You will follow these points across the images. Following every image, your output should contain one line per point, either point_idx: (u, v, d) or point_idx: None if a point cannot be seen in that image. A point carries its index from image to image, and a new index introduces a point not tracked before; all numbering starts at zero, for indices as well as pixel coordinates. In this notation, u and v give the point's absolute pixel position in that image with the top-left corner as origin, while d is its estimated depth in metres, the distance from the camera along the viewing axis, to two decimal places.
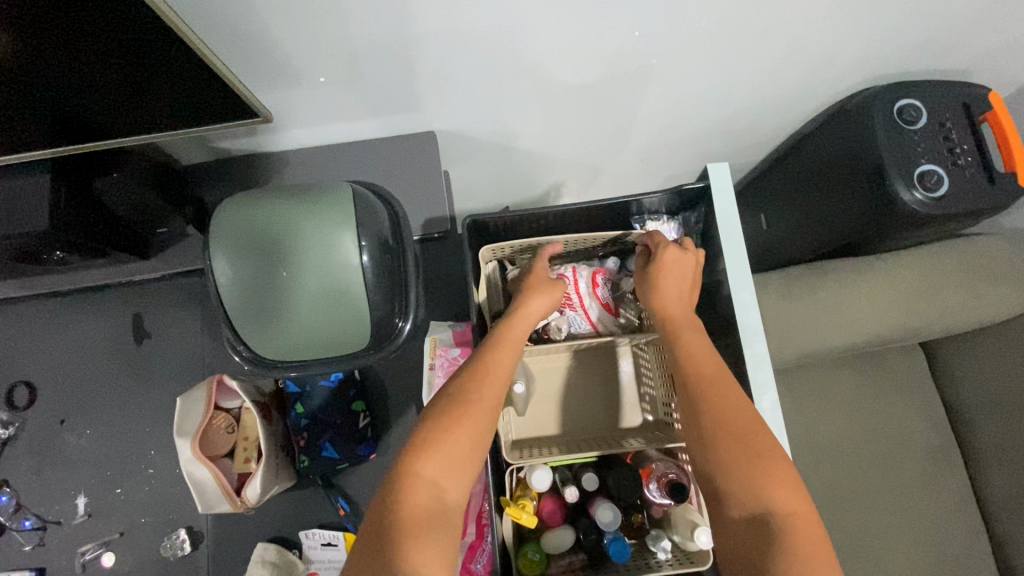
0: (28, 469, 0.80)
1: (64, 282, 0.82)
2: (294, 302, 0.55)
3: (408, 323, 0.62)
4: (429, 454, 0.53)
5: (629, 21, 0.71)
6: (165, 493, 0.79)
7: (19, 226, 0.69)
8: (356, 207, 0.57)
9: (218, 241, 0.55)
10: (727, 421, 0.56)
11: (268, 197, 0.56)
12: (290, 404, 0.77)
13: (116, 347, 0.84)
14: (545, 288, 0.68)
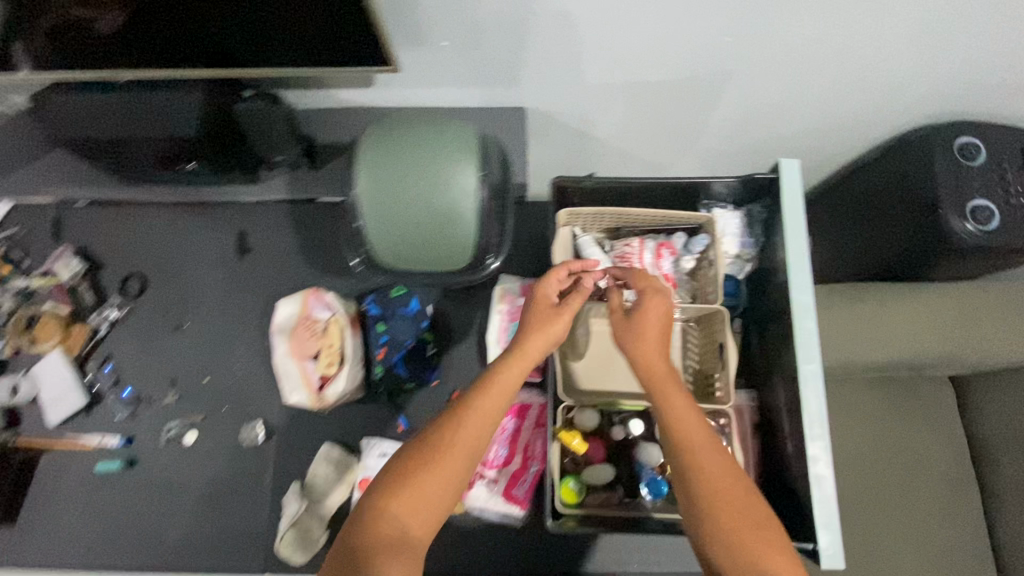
0: (132, 348, 0.91)
1: (187, 193, 0.95)
2: (414, 227, 0.64)
3: (497, 262, 0.72)
4: (398, 493, 0.55)
5: (723, 26, 0.80)
6: (247, 389, 0.88)
7: (170, 130, 0.81)
8: (477, 149, 0.65)
9: (363, 159, 0.64)
10: (721, 488, 0.59)
11: (412, 128, 0.65)
12: (372, 323, 0.86)
13: (220, 256, 0.95)
14: (549, 321, 0.66)
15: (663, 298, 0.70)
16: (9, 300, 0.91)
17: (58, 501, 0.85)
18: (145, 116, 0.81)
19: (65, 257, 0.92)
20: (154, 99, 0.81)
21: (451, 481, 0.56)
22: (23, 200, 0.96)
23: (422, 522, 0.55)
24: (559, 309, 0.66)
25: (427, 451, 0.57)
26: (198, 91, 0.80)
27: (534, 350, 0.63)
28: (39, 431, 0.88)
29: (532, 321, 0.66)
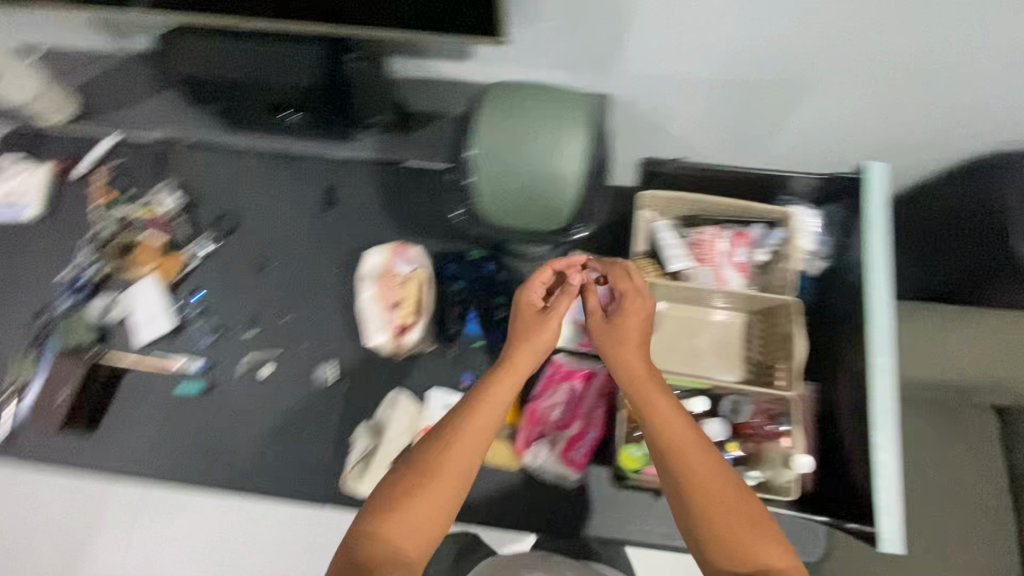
0: (217, 282, 0.96)
1: (283, 144, 1.02)
2: (516, 190, 0.69)
3: (581, 233, 0.74)
4: (393, 512, 0.59)
5: (827, 30, 0.79)
6: (322, 332, 0.93)
7: (282, 78, 0.88)
8: (586, 125, 0.68)
9: (480, 121, 0.68)
10: (710, 490, 0.59)
11: (530, 98, 0.68)
12: (449, 283, 0.92)
13: (306, 205, 1.00)
14: (534, 330, 0.70)
15: (640, 299, 0.70)
16: (110, 225, 0.98)
17: (134, 416, 0.90)
18: (262, 64, 0.87)
19: (166, 193, 0.99)
20: (273, 50, 0.87)
21: (439, 498, 0.60)
22: (132, 134, 1.03)
23: (415, 544, 0.59)
24: (542, 320, 0.70)
25: (414, 473, 0.62)
26: (315, 47, 0.87)
27: (522, 364, 0.68)
28: (123, 349, 0.93)
29: (522, 331, 0.70)
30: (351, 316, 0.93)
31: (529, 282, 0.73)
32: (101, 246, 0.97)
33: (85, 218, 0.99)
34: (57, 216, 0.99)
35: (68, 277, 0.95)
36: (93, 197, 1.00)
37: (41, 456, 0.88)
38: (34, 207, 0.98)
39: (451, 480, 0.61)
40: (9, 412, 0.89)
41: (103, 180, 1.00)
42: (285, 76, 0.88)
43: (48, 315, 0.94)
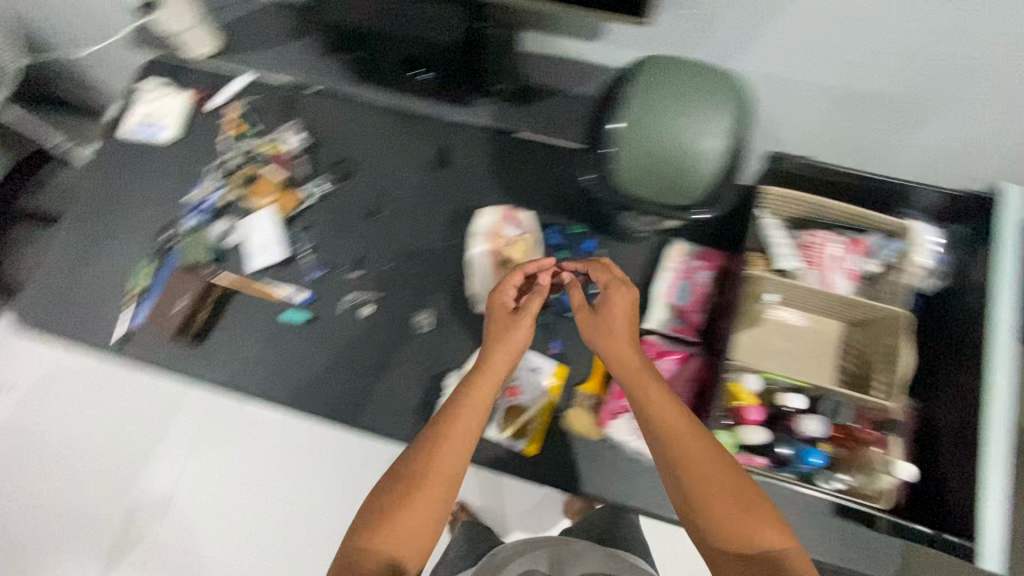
0: (328, 222, 1.01)
1: (407, 100, 1.05)
2: (662, 155, 0.69)
3: (704, 214, 0.74)
4: (388, 518, 0.65)
5: (987, 50, 0.74)
6: (423, 283, 0.97)
7: (430, 33, 0.92)
8: (739, 104, 0.69)
9: (637, 83, 0.70)
10: (700, 474, 0.63)
11: (687, 69, 0.70)
12: (553, 250, 0.94)
13: (421, 163, 1.04)
14: (512, 332, 0.77)
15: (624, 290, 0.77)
16: (236, 155, 1.04)
17: (238, 335, 0.95)
18: (414, 19, 0.91)
19: (292, 133, 1.05)
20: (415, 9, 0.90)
21: (427, 494, 0.66)
22: (265, 76, 1.09)
23: (415, 540, 0.65)
24: (515, 322, 0.77)
25: (403, 473, 0.68)
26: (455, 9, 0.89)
27: (500, 364, 0.75)
28: (235, 272, 0.98)
29: (496, 333, 0.78)
30: (452, 271, 0.97)
31: (502, 283, 0.81)
32: (226, 174, 1.03)
33: (213, 147, 1.05)
34: (188, 142, 1.05)
35: (195, 197, 1.01)
36: (223, 128, 1.06)
37: (150, 359, 0.94)
38: (171, 131, 1.05)
39: (439, 475, 0.67)
40: (128, 315, 0.96)
41: (234, 113, 1.06)
42: (432, 34, 0.92)
43: (171, 230, 1.00)
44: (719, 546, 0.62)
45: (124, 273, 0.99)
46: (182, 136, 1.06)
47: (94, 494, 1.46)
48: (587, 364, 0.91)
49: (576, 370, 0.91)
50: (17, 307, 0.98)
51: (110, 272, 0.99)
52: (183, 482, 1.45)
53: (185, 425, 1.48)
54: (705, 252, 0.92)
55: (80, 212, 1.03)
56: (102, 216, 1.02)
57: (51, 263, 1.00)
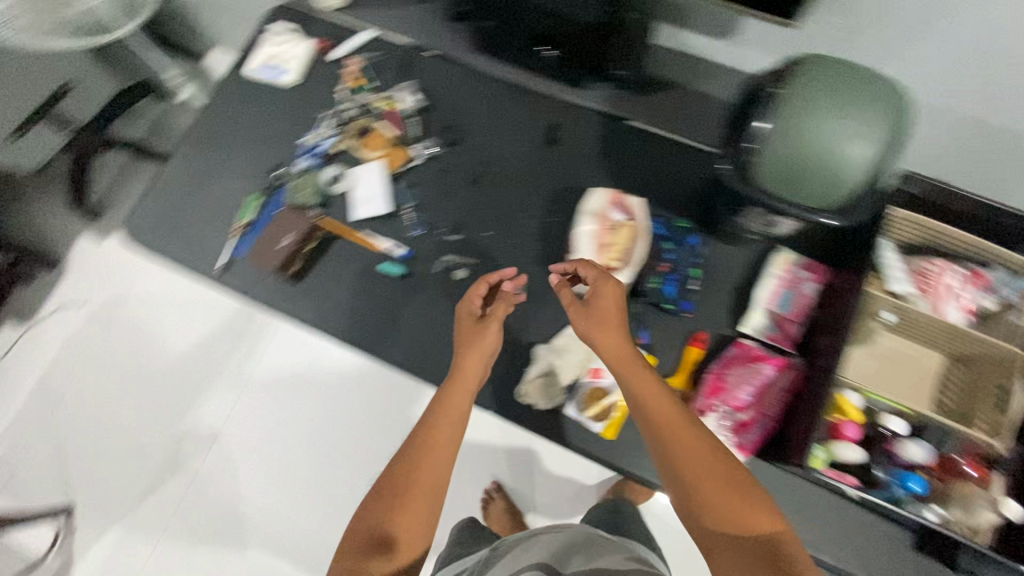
0: (433, 184, 1.02)
1: (524, 74, 1.05)
2: (814, 150, 0.68)
3: (838, 221, 0.72)
4: (388, 511, 0.70)
5: None
6: (519, 255, 0.98)
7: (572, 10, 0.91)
8: (901, 116, 0.68)
9: (799, 78, 0.70)
10: (690, 467, 0.65)
11: (851, 72, 0.70)
12: (658, 240, 0.92)
13: (530, 138, 1.04)
14: (478, 340, 0.81)
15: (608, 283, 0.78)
16: (352, 105, 1.06)
17: (335, 280, 0.97)
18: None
19: (408, 93, 1.07)
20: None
21: (410, 496, 0.71)
22: (387, 34, 1.10)
23: (412, 530, 0.69)
24: (479, 330, 0.81)
25: (391, 481, 0.72)
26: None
27: (471, 371, 0.80)
28: (339, 218, 1.00)
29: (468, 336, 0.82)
30: (549, 249, 0.97)
31: (473, 288, 0.86)
32: (340, 122, 1.05)
33: (331, 94, 1.07)
34: (306, 87, 1.07)
35: (309, 140, 1.03)
36: (342, 78, 1.07)
37: (249, 290, 0.97)
38: (293, 74, 1.07)
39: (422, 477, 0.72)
40: (232, 245, 0.99)
41: (356, 65, 1.08)
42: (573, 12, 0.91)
43: (282, 169, 1.02)
44: (714, 538, 0.63)
45: (233, 203, 1.01)
46: (302, 80, 1.08)
47: (155, 413, 1.60)
48: (675, 357, 0.89)
49: (663, 363, 0.89)
50: (129, 221, 1.01)
51: (219, 201, 1.02)
52: (234, 414, 1.59)
53: (243, 360, 1.63)
54: (811, 264, 0.90)
55: (196, 139, 1.06)
56: (216, 146, 1.05)
57: (165, 184, 1.03)
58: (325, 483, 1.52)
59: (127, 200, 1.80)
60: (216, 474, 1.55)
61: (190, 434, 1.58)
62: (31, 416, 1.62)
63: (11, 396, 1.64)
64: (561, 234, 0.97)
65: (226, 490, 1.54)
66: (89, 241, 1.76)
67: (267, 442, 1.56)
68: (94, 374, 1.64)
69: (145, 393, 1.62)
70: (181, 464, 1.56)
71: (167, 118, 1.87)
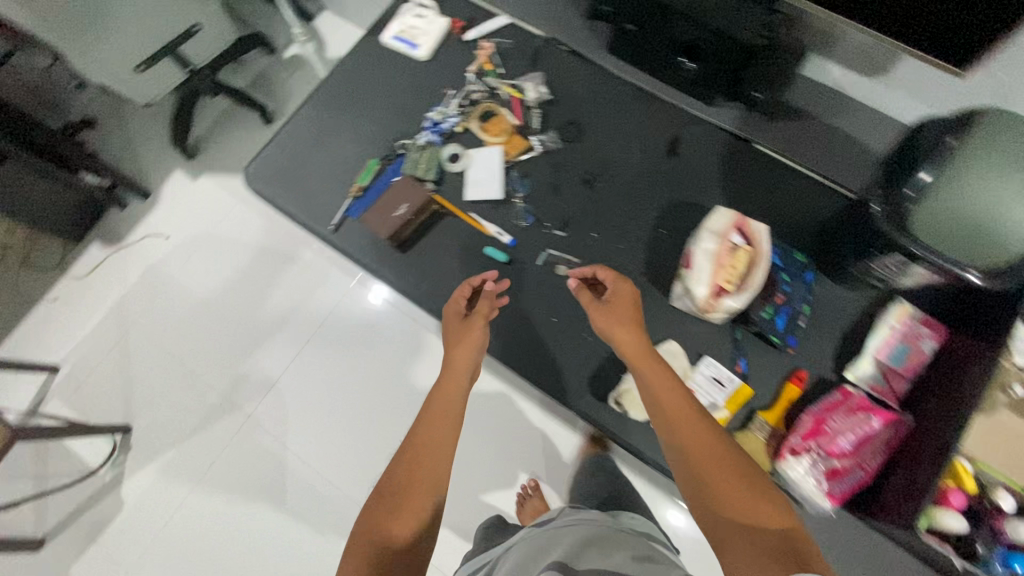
0: (546, 177, 1.02)
1: (655, 82, 1.04)
2: (996, 205, 0.65)
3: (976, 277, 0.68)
4: (389, 509, 0.70)
5: None
6: (623, 262, 0.96)
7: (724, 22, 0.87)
8: None
9: (1001, 132, 0.67)
10: (702, 461, 0.66)
11: None
12: (776, 271, 0.89)
13: (649, 147, 1.02)
14: (465, 339, 0.84)
15: (618, 281, 0.83)
16: (478, 88, 1.06)
17: (440, 256, 0.99)
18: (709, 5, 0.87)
19: (533, 84, 1.06)
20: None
21: (408, 495, 0.71)
22: (520, 21, 1.10)
23: (411, 523, 0.69)
24: (464, 327, 0.84)
25: (392, 484, 0.73)
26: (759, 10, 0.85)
27: (459, 369, 0.83)
28: (452, 197, 1.01)
29: (456, 337, 0.87)
30: (654, 260, 0.95)
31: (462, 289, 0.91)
32: (465, 103, 1.05)
33: (461, 74, 1.08)
34: (437, 64, 1.09)
35: (434, 116, 1.04)
36: (473, 60, 1.08)
37: (356, 252, 0.99)
38: (427, 48, 1.08)
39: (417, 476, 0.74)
40: (345, 205, 1.01)
41: (487, 48, 1.09)
42: (726, 23, 0.87)
43: (405, 141, 1.04)
44: (727, 535, 0.61)
45: (350, 166, 1.04)
46: (435, 56, 1.09)
47: (218, 355, 1.65)
48: (772, 393, 0.88)
49: (758, 396, 0.88)
50: (251, 166, 1.04)
51: (338, 161, 1.04)
52: (292, 368, 1.64)
53: (308, 317, 1.68)
54: (929, 321, 0.85)
55: (326, 97, 1.08)
56: (344, 107, 1.07)
57: (289, 135, 1.06)
58: (365, 447, 1.56)
59: (221, 143, 1.85)
60: (267, 421, 1.59)
61: (248, 379, 1.63)
62: (105, 334, 1.69)
63: (89, 313, 1.71)
64: (669, 247, 0.96)
65: (272, 438, 1.58)
66: (181, 177, 1.82)
67: (320, 399, 1.61)
68: (168, 306, 1.71)
69: (212, 332, 1.68)
70: (235, 407, 1.60)
71: (271, 71, 1.92)
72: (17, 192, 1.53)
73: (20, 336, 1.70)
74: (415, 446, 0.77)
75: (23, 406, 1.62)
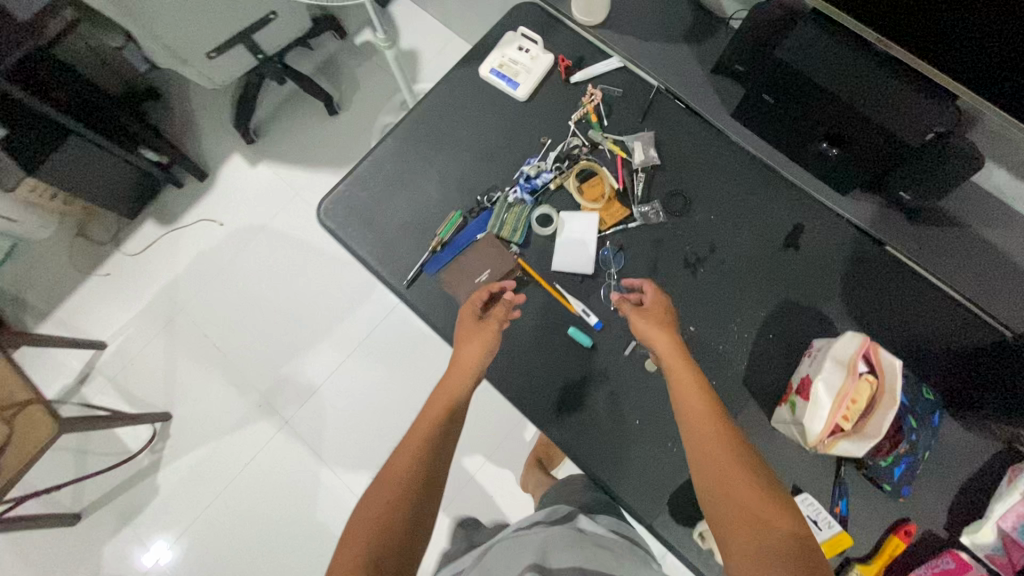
0: (644, 253, 0.92)
1: (784, 163, 0.92)
2: None
3: None
4: (390, 481, 0.71)
5: None
6: (721, 365, 0.86)
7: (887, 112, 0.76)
8: None
9: None
10: (718, 467, 0.69)
11: None
12: (903, 414, 0.77)
13: (766, 234, 0.91)
14: (477, 336, 0.84)
15: (655, 290, 0.85)
16: (579, 141, 0.96)
17: (517, 330, 0.91)
18: (874, 92, 0.76)
19: (640, 143, 0.94)
20: (881, 81, 0.76)
21: (417, 475, 0.72)
22: (635, 67, 0.98)
23: (413, 497, 0.70)
24: (478, 325, 0.84)
25: (398, 472, 0.72)
26: (933, 105, 0.74)
27: (467, 363, 0.83)
28: (538, 263, 0.93)
29: (462, 334, 0.85)
30: (755, 369, 0.86)
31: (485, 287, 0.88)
32: (564, 157, 0.95)
33: (562, 122, 0.97)
34: (537, 107, 0.98)
35: (528, 170, 0.94)
36: (577, 107, 0.97)
37: (427, 312, 0.92)
38: (528, 87, 0.98)
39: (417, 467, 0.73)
40: (423, 259, 0.93)
41: (594, 94, 0.97)
42: (890, 117, 0.75)
43: (495, 194, 0.95)
44: (732, 536, 0.64)
45: (431, 214, 0.96)
46: (535, 97, 0.99)
47: (262, 352, 1.64)
48: (873, 543, 0.79)
49: (856, 545, 0.79)
50: (326, 201, 0.97)
51: (418, 207, 0.96)
52: (335, 376, 1.61)
53: (355, 325, 1.64)
54: None
55: (412, 131, 0.99)
56: (431, 144, 0.99)
57: (368, 171, 0.98)
58: None
59: (282, 130, 1.78)
60: (303, 429, 1.57)
61: (290, 382, 1.61)
62: (153, 316, 1.69)
63: (139, 293, 1.70)
64: (774, 356, 0.86)
65: (307, 446, 1.56)
66: (240, 162, 1.78)
67: (358, 414, 1.57)
68: (217, 295, 1.69)
69: (258, 329, 1.66)
70: (274, 410, 1.59)
71: (340, 57, 1.82)
72: (80, 172, 1.50)
73: (70, 307, 1.70)
74: (419, 442, 0.76)
75: (69, 380, 1.63)
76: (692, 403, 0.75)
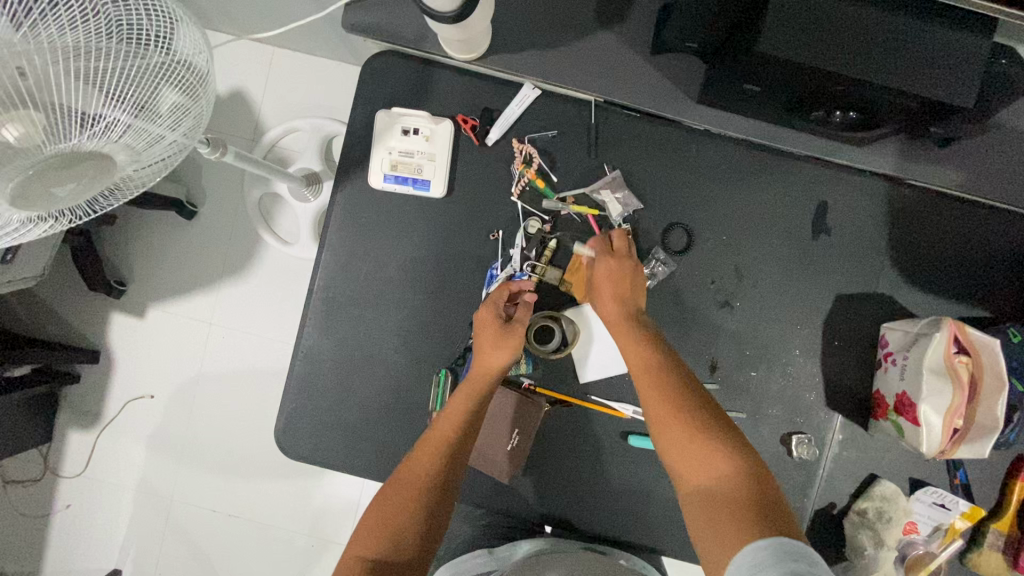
0: (667, 316, 0.76)
1: (787, 140, 0.74)
2: None
3: None
4: (402, 483, 0.64)
5: None
6: (797, 396, 0.76)
7: (885, 60, 0.57)
8: None
9: None
10: (664, 416, 0.61)
11: None
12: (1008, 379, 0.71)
13: (788, 229, 0.76)
14: (504, 339, 0.70)
15: (610, 244, 0.72)
16: (537, 222, 0.74)
17: (571, 462, 0.77)
18: (867, 48, 0.57)
19: (608, 192, 0.74)
20: (873, 24, 0.57)
21: (430, 485, 0.63)
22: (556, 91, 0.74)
23: (417, 508, 0.62)
24: (507, 333, 0.70)
25: (414, 476, 0.64)
26: (948, 37, 0.57)
27: (490, 359, 0.69)
28: (558, 380, 0.77)
29: (486, 329, 0.71)
30: (832, 385, 0.76)
31: (508, 283, 0.72)
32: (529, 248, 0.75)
33: (503, 203, 0.75)
34: (464, 198, 0.75)
35: None
36: (511, 175, 0.74)
37: (467, 494, 0.77)
38: (441, 179, 0.74)
39: (434, 471, 0.64)
40: None
41: (526, 151, 0.74)
42: (894, 71, 0.57)
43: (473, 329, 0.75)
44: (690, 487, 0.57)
45: (409, 385, 0.76)
46: (456, 186, 0.75)
47: (281, 494, 1.49)
48: (997, 497, 0.76)
49: (985, 505, 0.76)
50: (282, 427, 0.77)
51: (389, 383, 0.76)
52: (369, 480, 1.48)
53: None
54: None
55: (332, 297, 0.76)
56: (363, 302, 0.76)
57: (309, 369, 0.77)
58: None
59: (149, 263, 1.45)
60: None
61: (328, 510, 1.48)
62: (146, 522, 1.49)
63: (116, 506, 1.49)
64: (848, 363, 0.76)
65: None
66: (125, 320, 1.46)
67: None
68: (195, 467, 1.48)
69: (261, 475, 1.48)
70: (330, 540, 1.48)
71: None
72: None
73: (54, 556, 1.49)
74: (438, 441, 0.65)
75: None
76: (645, 353, 0.65)
